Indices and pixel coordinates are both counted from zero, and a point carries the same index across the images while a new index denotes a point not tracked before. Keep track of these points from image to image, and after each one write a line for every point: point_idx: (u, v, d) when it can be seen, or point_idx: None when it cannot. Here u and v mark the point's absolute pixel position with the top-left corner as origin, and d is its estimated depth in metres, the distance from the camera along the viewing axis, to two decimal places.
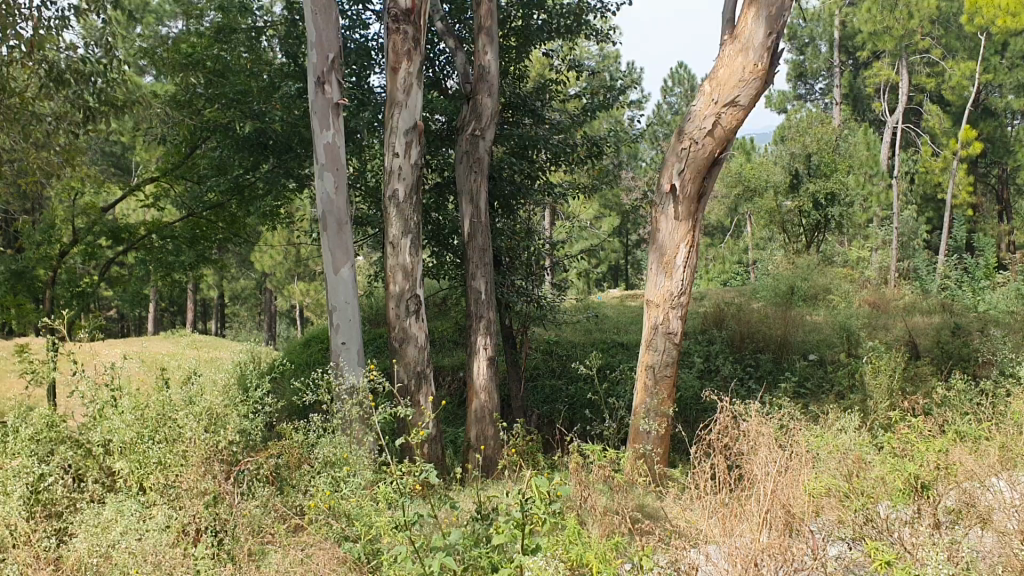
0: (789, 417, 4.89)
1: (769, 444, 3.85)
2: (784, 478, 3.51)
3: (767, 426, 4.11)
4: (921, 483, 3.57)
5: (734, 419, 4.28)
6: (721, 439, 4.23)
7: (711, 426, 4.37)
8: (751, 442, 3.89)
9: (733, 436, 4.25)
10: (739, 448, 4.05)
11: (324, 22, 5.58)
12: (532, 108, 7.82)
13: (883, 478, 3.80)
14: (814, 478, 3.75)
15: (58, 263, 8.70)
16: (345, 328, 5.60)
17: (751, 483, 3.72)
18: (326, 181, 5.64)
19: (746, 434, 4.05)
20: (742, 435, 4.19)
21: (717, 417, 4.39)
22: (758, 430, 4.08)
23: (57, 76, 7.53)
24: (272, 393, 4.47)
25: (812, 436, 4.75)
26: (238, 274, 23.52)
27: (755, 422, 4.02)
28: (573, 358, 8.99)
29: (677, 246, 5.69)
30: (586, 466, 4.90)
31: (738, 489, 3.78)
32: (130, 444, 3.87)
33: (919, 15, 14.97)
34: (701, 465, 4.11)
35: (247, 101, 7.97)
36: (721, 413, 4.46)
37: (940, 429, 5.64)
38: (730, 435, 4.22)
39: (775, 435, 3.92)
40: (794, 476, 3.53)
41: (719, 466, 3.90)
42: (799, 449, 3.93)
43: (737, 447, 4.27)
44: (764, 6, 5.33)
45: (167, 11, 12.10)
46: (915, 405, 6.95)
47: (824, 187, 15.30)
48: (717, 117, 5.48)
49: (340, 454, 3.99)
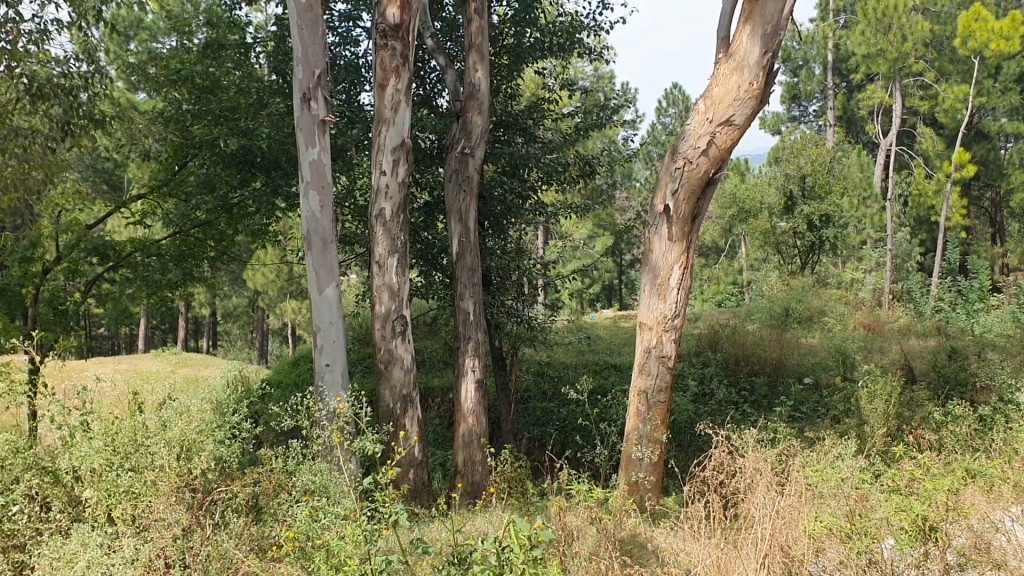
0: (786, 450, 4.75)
1: (767, 481, 3.74)
2: (781, 519, 3.41)
3: (764, 461, 4.00)
4: (928, 524, 3.42)
5: (729, 454, 4.16)
6: (716, 473, 4.12)
7: (706, 460, 4.23)
8: (748, 479, 3.76)
9: (729, 471, 4.14)
10: (736, 485, 3.91)
11: (310, 37, 5.47)
12: (524, 127, 7.70)
13: (888, 521, 3.67)
14: (814, 519, 3.60)
15: (41, 280, 8.53)
16: (329, 349, 5.43)
17: (746, 521, 3.60)
18: (310, 199, 5.50)
19: (743, 469, 3.94)
20: (737, 469, 4.08)
21: (713, 451, 4.25)
22: (756, 466, 3.97)
23: (39, 91, 7.39)
24: (249, 418, 4.32)
25: (810, 470, 4.60)
26: (230, 292, 23.39)
27: (752, 457, 3.92)
28: (565, 381, 8.85)
29: (670, 267, 5.57)
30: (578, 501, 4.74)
31: (733, 528, 3.65)
32: (98, 472, 3.71)
33: (913, 38, 14.85)
34: (695, 501, 3.97)
35: (235, 118, 7.83)
36: (717, 446, 4.32)
37: (941, 462, 5.50)
38: (725, 470, 4.11)
39: (773, 471, 3.81)
40: (794, 517, 3.40)
41: (715, 504, 3.76)
42: (799, 486, 3.81)
43: (733, 482, 4.16)
44: (760, 23, 5.21)
45: (159, 27, 12.00)
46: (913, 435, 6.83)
47: (819, 209, 15.08)
48: (712, 137, 5.36)
49: (318, 484, 3.85)
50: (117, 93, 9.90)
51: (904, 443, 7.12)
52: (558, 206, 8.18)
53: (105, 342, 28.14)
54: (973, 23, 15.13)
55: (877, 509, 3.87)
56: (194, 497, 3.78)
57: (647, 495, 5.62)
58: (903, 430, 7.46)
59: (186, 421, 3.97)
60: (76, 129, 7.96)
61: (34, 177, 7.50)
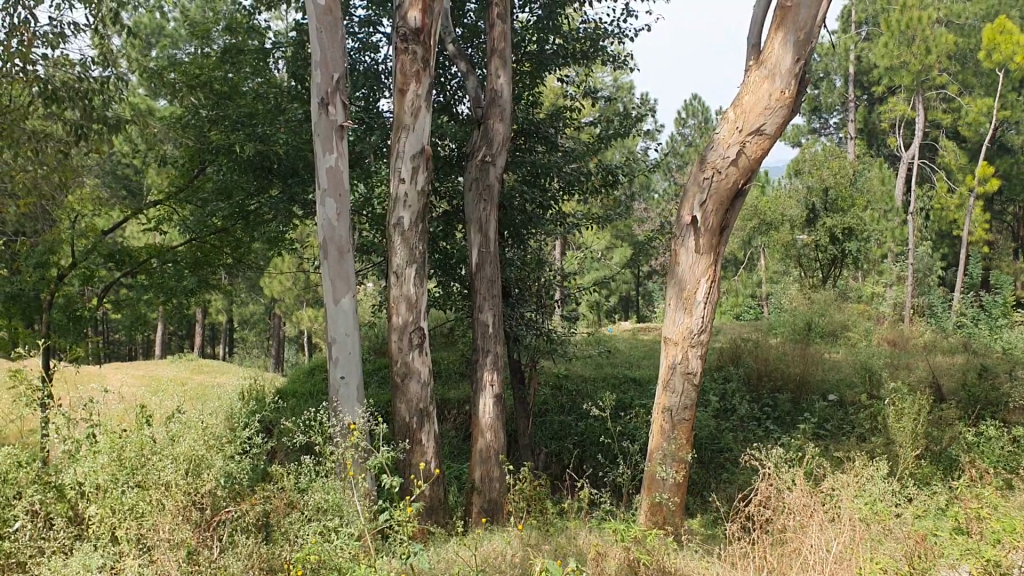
0: (832, 485, 4.59)
1: (814, 522, 3.73)
2: (832, 561, 3.41)
3: (809, 498, 4.07)
4: (998, 567, 3.29)
5: (774, 491, 4.26)
6: (762, 509, 4.23)
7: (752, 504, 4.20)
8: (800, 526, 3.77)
9: (774, 507, 4.22)
10: (787, 530, 3.88)
11: (329, 40, 5.35)
12: (545, 135, 7.55)
13: (948, 563, 3.58)
14: (872, 560, 3.53)
15: (57, 286, 8.41)
16: (344, 362, 5.28)
17: (793, 560, 3.61)
18: (327, 207, 5.35)
19: (790, 510, 3.97)
20: (782, 504, 4.16)
21: (760, 493, 4.23)
22: (804, 506, 3.99)
23: (53, 95, 7.27)
24: (260, 433, 4.16)
25: (859, 504, 4.44)
26: (247, 299, 23.38)
27: (800, 494, 4.01)
28: (584, 395, 8.67)
29: (697, 280, 5.39)
30: (605, 537, 4.56)
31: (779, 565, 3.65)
32: (103, 487, 3.55)
33: (937, 50, 14.59)
34: (745, 547, 3.96)
35: (252, 123, 7.70)
36: (765, 489, 4.26)
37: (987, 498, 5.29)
38: (770, 505, 4.22)
39: (821, 514, 3.85)
40: (851, 562, 3.43)
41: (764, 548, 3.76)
42: (851, 527, 3.74)
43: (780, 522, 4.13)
44: (792, 30, 5.04)
45: (179, 34, 11.95)
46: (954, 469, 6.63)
47: (842, 222, 14.95)
48: (742, 146, 5.20)
49: (330, 502, 3.71)
50: (135, 100, 9.82)
51: (934, 465, 6.91)
52: (579, 216, 8.02)
53: (122, 347, 28.21)
54: (998, 36, 14.87)
55: (940, 553, 3.74)
56: (201, 516, 3.62)
57: (671, 517, 5.44)
58: (932, 450, 7.23)
59: (194, 435, 3.80)
60: (92, 133, 7.86)
61: (48, 181, 7.39)
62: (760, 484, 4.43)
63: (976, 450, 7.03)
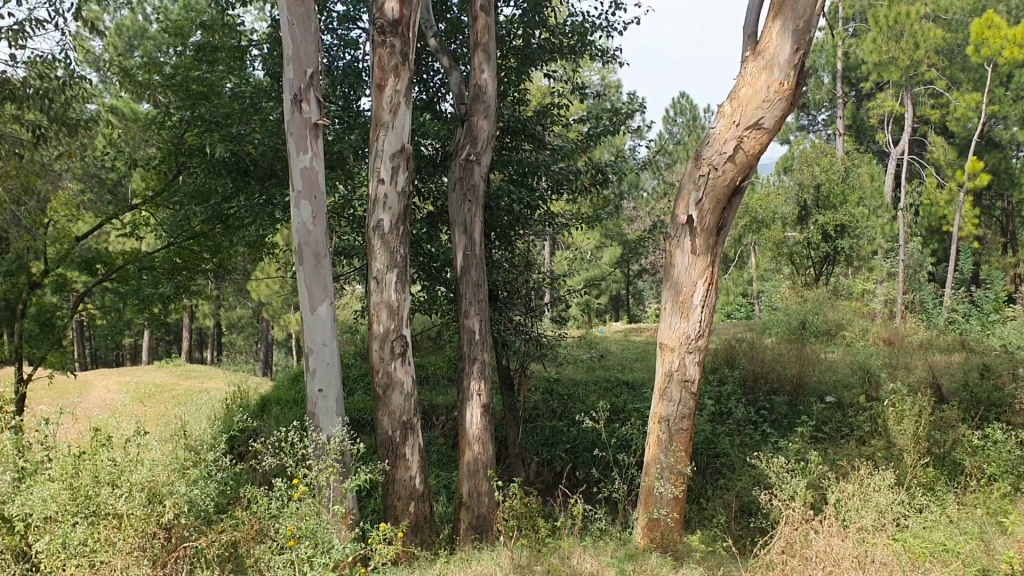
0: (856, 518, 4.32)
1: None
2: None
3: (837, 540, 3.80)
4: None
5: (797, 536, 3.99)
6: (782, 556, 3.96)
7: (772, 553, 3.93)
8: None
9: (797, 553, 3.94)
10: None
11: (301, 33, 5.03)
12: (532, 133, 7.25)
13: None
14: None
15: (29, 294, 8.10)
16: (322, 374, 4.99)
17: None
18: (301, 210, 5.04)
19: (818, 555, 3.71)
20: (806, 548, 3.89)
21: (781, 544, 3.97)
22: (830, 551, 3.71)
23: (13, 93, 6.93)
24: (227, 455, 3.86)
25: (885, 536, 4.17)
26: (234, 303, 23.14)
27: (827, 540, 3.75)
28: (576, 400, 8.39)
29: (693, 282, 5.13)
30: (602, 560, 4.27)
31: None
32: (52, 519, 3.26)
33: (925, 45, 14.31)
34: None
35: (228, 124, 7.36)
36: (785, 536, 3.99)
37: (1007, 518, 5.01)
38: (794, 551, 3.94)
39: (853, 563, 3.59)
40: None
41: None
42: None
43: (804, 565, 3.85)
44: (791, 18, 4.78)
45: (152, 32, 11.56)
46: (960, 485, 6.36)
47: (834, 218, 14.61)
48: (739, 142, 4.92)
49: (303, 528, 3.46)
50: (113, 103, 9.46)
51: (938, 471, 6.64)
52: (569, 216, 7.70)
53: (110, 355, 27.98)
54: (986, 31, 14.63)
55: None
56: (161, 551, 3.36)
57: (669, 533, 5.17)
58: (934, 453, 6.97)
59: (154, 461, 3.53)
60: (58, 135, 7.52)
61: (13, 185, 7.08)
62: (782, 526, 4.15)
63: (981, 454, 6.77)
